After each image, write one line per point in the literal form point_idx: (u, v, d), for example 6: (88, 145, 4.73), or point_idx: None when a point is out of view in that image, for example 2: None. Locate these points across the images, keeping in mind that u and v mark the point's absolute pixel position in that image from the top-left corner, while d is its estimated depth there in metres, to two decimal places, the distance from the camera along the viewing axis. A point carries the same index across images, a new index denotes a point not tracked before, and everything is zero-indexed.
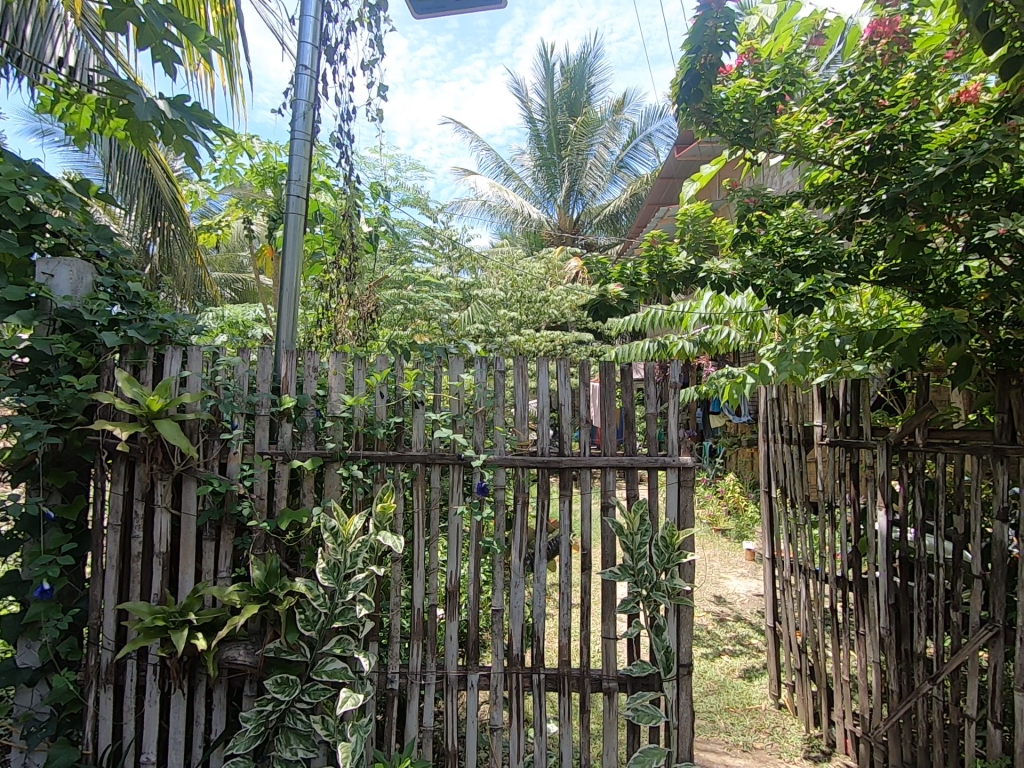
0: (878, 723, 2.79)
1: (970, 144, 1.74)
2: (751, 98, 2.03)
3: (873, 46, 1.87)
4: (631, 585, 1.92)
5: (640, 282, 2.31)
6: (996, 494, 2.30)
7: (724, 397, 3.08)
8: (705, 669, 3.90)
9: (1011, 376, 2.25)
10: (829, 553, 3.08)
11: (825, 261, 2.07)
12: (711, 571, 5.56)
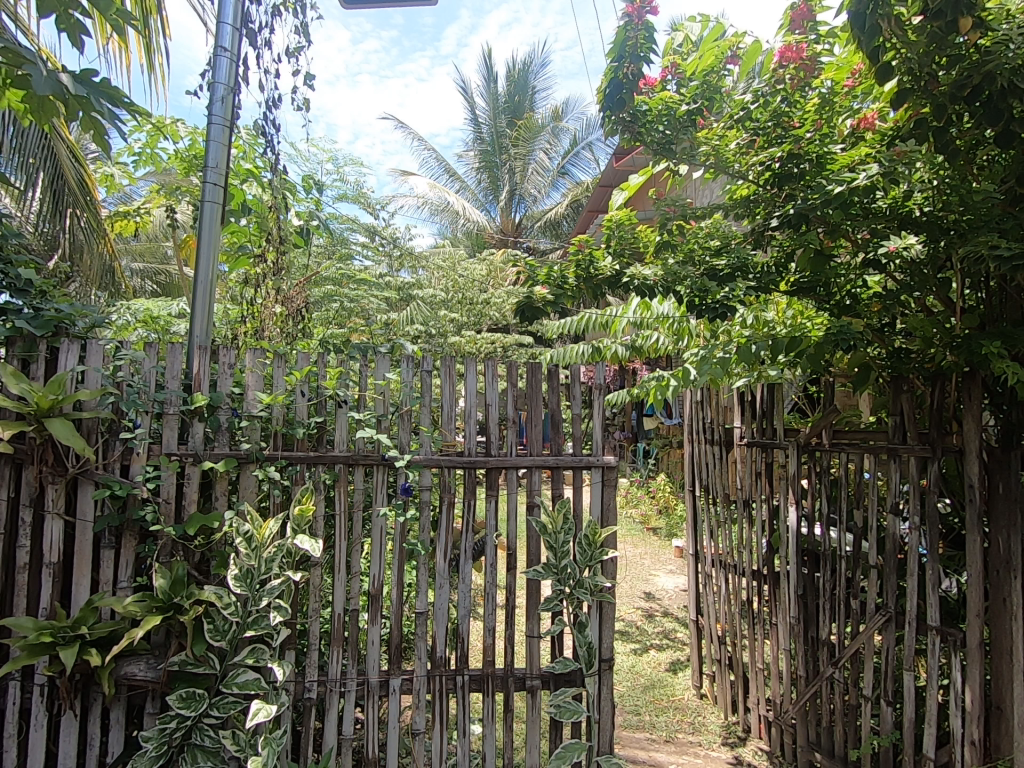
0: (788, 707, 2.97)
1: (861, 167, 1.91)
2: (671, 111, 2.12)
3: (783, 69, 1.95)
4: (554, 583, 1.94)
5: (567, 285, 2.32)
6: (890, 490, 2.51)
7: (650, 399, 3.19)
8: (632, 663, 4.02)
9: (902, 382, 2.47)
10: (747, 548, 3.25)
11: (739, 270, 2.22)
12: (641, 569, 5.75)
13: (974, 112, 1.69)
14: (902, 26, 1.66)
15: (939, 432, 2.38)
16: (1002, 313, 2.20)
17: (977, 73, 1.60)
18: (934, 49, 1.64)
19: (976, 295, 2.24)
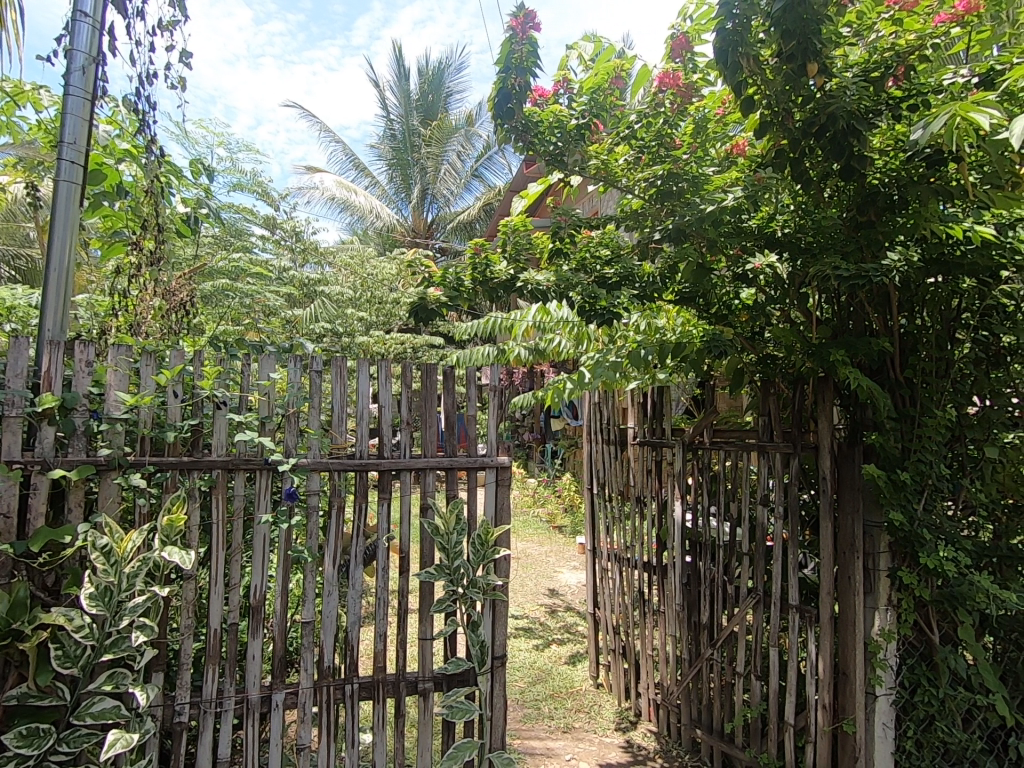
0: (674, 689, 3.19)
1: (726, 191, 2.12)
2: (562, 124, 2.20)
3: (663, 94, 2.12)
4: (447, 584, 1.94)
5: (462, 288, 2.35)
6: (760, 483, 2.78)
7: (548, 402, 3.30)
8: (535, 659, 4.13)
9: (770, 386, 2.76)
10: (640, 541, 3.44)
11: (625, 279, 2.32)
12: (547, 567, 5.92)
13: (821, 147, 1.92)
14: (761, 64, 1.86)
15: (799, 430, 2.66)
16: (850, 325, 2.50)
17: (823, 114, 1.82)
18: (788, 88, 1.85)
19: (830, 308, 2.53)
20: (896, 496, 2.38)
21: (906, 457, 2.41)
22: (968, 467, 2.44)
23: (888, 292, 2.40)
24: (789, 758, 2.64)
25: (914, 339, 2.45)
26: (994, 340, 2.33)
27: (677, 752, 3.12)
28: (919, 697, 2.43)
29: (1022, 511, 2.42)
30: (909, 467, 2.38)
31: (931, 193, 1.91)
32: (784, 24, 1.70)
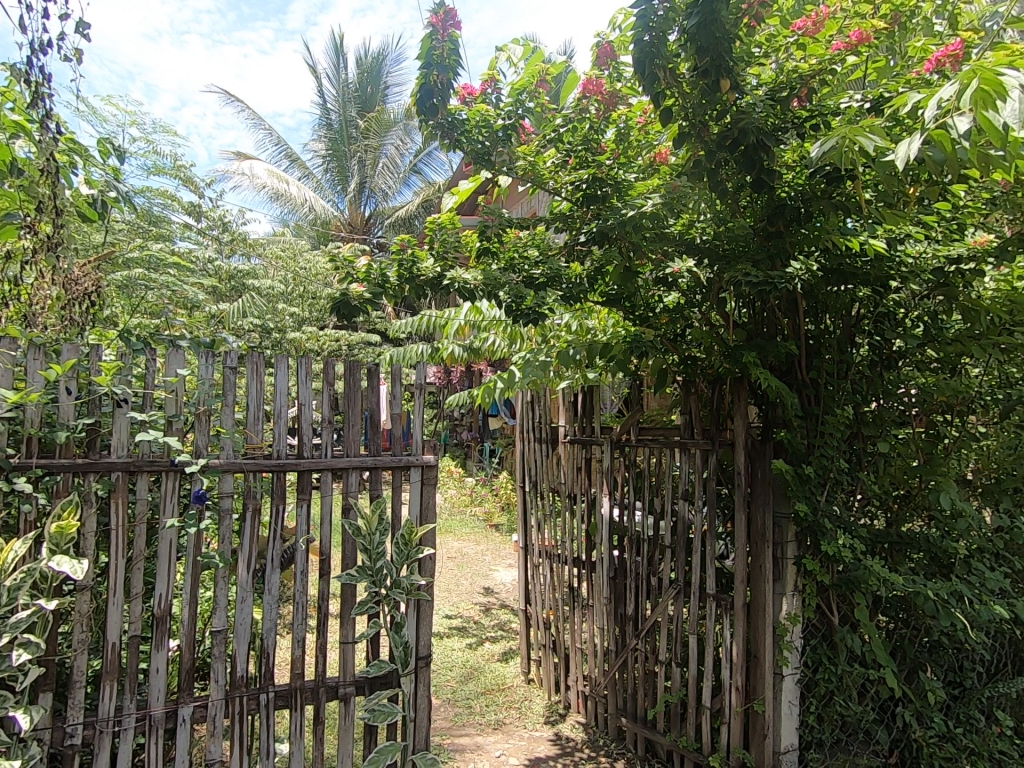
0: (601, 680, 3.28)
1: (644, 197, 2.20)
2: (489, 123, 2.22)
3: (586, 100, 2.17)
4: (369, 585, 1.91)
5: (387, 284, 2.32)
6: (682, 479, 2.90)
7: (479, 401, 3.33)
8: (467, 658, 4.13)
9: (691, 385, 2.88)
10: (569, 537, 3.51)
11: (551, 280, 2.35)
12: (482, 566, 5.95)
13: (735, 160, 2.03)
14: (678, 77, 1.97)
15: (717, 427, 2.81)
16: (763, 329, 2.66)
17: (735, 128, 1.92)
18: (704, 101, 1.94)
19: (746, 312, 2.67)
20: (801, 489, 2.56)
21: (811, 453, 2.59)
22: (864, 461, 2.65)
23: (795, 299, 2.57)
24: (705, 739, 2.77)
25: (819, 342, 2.64)
26: (886, 345, 2.55)
27: (604, 741, 3.21)
28: (820, 675, 2.62)
29: (909, 501, 2.66)
30: (813, 461, 2.56)
31: (832, 207, 2.07)
32: (698, 40, 1.81)
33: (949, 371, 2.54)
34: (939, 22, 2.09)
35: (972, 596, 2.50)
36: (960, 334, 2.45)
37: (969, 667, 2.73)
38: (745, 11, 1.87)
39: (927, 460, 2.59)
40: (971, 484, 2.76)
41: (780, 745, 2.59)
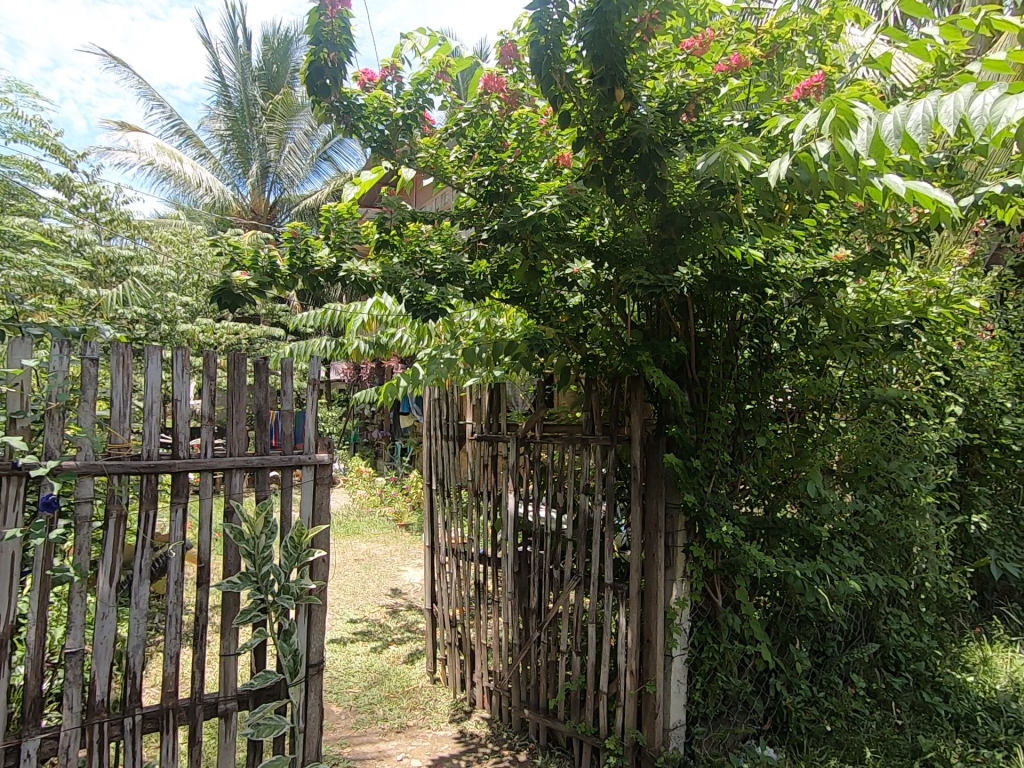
0: (506, 674, 3.33)
1: (540, 196, 2.24)
2: (387, 110, 2.16)
3: (487, 96, 2.19)
4: (253, 593, 1.80)
5: (277, 272, 2.19)
6: (583, 473, 3.00)
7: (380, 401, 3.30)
8: (371, 662, 4.03)
9: (593, 383, 2.98)
10: (475, 535, 3.52)
11: (453, 275, 2.31)
12: (390, 567, 5.84)
13: (631, 167, 2.13)
14: (575, 82, 2.04)
15: (616, 424, 2.91)
16: (658, 332, 2.80)
17: (629, 138, 2.02)
18: (601, 109, 2.02)
19: (644, 314, 2.80)
20: (690, 481, 2.75)
21: (698, 447, 2.78)
22: (745, 454, 2.88)
23: (686, 302, 2.73)
24: (602, 723, 2.89)
25: (706, 343, 2.82)
26: (765, 347, 2.79)
27: (507, 734, 3.25)
28: (705, 653, 2.84)
29: (784, 489, 2.93)
30: (700, 454, 2.76)
31: (717, 218, 2.22)
32: (592, 50, 1.88)
33: (817, 371, 2.86)
34: (811, 55, 2.30)
35: (832, 573, 2.81)
36: (826, 339, 2.75)
37: (830, 637, 3.10)
38: (639, 26, 1.97)
39: (798, 452, 2.86)
40: (834, 473, 3.10)
41: (669, 721, 2.77)
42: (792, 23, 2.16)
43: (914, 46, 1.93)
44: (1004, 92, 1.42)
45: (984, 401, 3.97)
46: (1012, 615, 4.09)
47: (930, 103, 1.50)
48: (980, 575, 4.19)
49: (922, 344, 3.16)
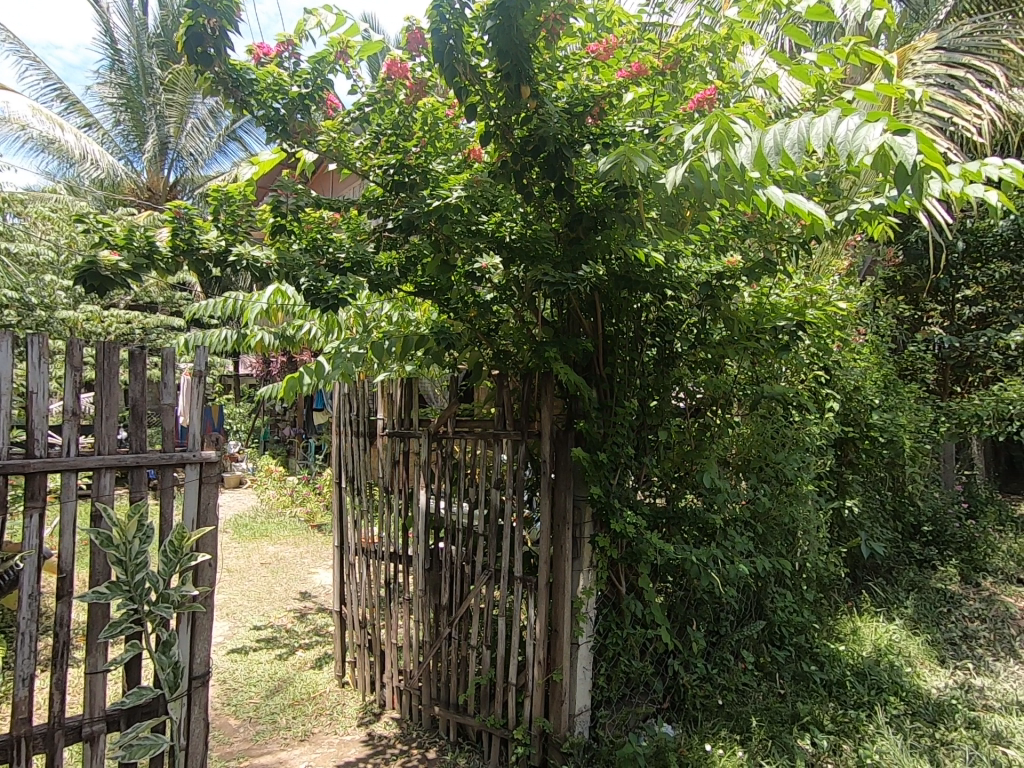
0: (416, 672, 3.29)
1: (444, 189, 2.23)
2: (282, 88, 2.08)
3: (392, 82, 2.15)
4: (124, 604, 1.67)
5: (157, 254, 2.04)
6: (494, 468, 3.01)
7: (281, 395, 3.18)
8: (275, 669, 3.84)
9: (505, 379, 2.99)
10: (386, 533, 3.44)
11: (357, 265, 2.25)
12: (300, 569, 5.60)
13: (539, 165, 2.16)
14: (481, 76, 2.04)
15: (526, 419, 2.95)
16: (567, 329, 2.87)
17: (536, 136, 2.06)
18: (509, 104, 2.05)
19: (555, 311, 2.85)
20: (596, 474, 2.84)
21: (605, 441, 2.87)
22: (648, 447, 3.00)
23: (594, 301, 2.80)
24: (511, 714, 2.92)
25: (613, 341, 2.91)
26: (668, 346, 2.92)
27: (417, 733, 3.22)
28: (609, 639, 2.96)
29: (684, 481, 3.09)
30: (606, 448, 2.85)
31: (621, 220, 2.29)
32: (498, 44, 1.90)
33: (714, 369, 3.04)
34: (711, 71, 2.42)
35: (724, 557, 3.01)
36: (722, 340, 2.91)
37: (723, 617, 3.33)
38: (542, 25, 2.01)
39: (697, 445, 3.07)
40: (730, 464, 3.31)
41: (574, 708, 2.86)
42: (693, 38, 2.26)
43: (798, 70, 2.08)
44: (864, 119, 1.55)
45: (858, 398, 4.40)
46: (877, 588, 4.58)
47: (804, 124, 1.62)
48: (853, 554, 4.65)
49: (807, 345, 3.46)
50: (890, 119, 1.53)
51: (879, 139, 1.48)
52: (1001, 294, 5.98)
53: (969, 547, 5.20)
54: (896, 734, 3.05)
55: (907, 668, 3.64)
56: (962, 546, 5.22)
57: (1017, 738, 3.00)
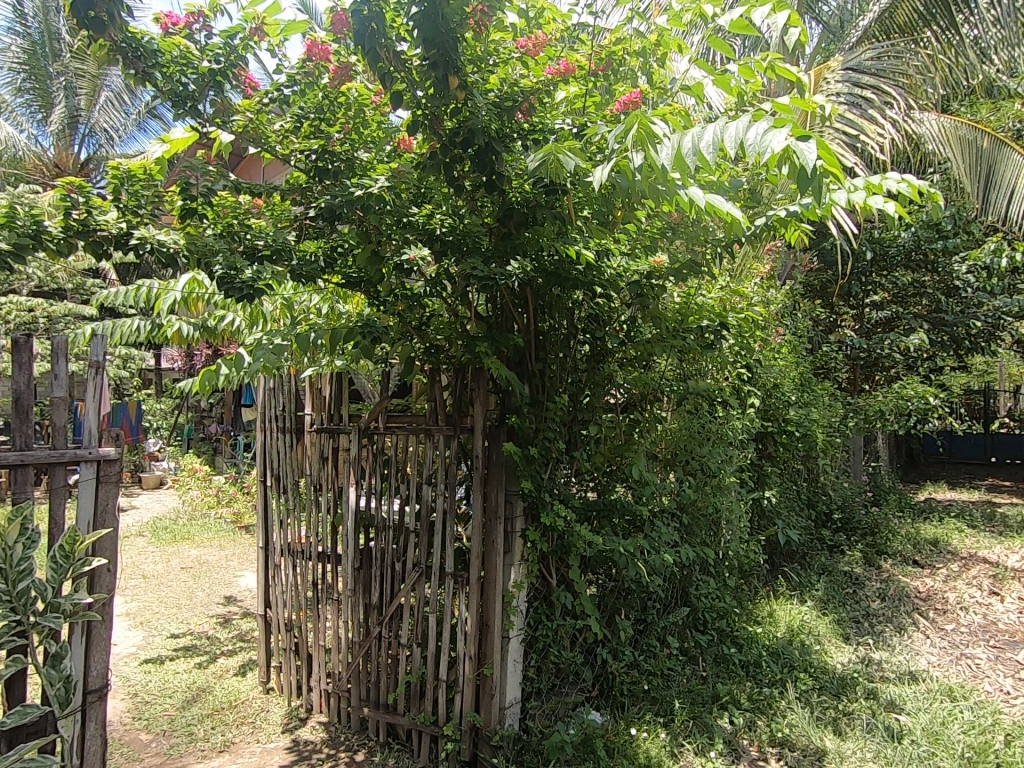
0: (345, 674, 3.21)
1: (367, 178, 2.21)
2: (189, 62, 1.98)
3: (313, 64, 2.09)
4: (6, 614, 1.56)
5: (48, 235, 1.91)
6: (426, 463, 2.98)
7: (198, 390, 2.98)
8: (193, 679, 3.64)
9: (439, 374, 2.96)
10: (314, 532, 3.33)
11: (278, 252, 2.16)
12: (224, 573, 5.33)
13: (469, 158, 2.15)
14: (406, 63, 2.01)
15: (459, 414, 2.93)
16: (501, 324, 2.88)
17: (464, 129, 2.05)
18: (438, 95, 2.02)
19: (488, 306, 2.85)
20: (528, 469, 2.86)
21: (537, 435, 2.90)
22: (579, 441, 3.06)
23: (526, 296, 2.81)
24: (441, 711, 2.90)
25: (546, 338, 2.95)
26: (599, 342, 2.98)
27: (345, 736, 3.14)
28: (540, 631, 3.00)
29: (614, 474, 3.18)
30: (538, 443, 2.87)
31: (552, 216, 2.31)
32: (422, 32, 1.87)
33: (643, 366, 3.14)
34: (642, 77, 2.45)
35: (651, 547, 3.12)
36: (651, 337, 3.01)
37: (650, 606, 3.46)
38: (469, 15, 1.98)
39: (626, 439, 3.15)
40: (658, 458, 3.43)
41: (505, 700, 2.88)
42: (624, 42, 2.30)
43: (721, 80, 2.17)
44: (771, 125, 1.64)
45: (777, 394, 4.66)
46: (793, 573, 4.89)
47: (718, 128, 1.69)
48: (771, 542, 4.94)
49: (730, 344, 3.64)
50: (794, 126, 1.62)
51: (783, 142, 1.56)
52: (903, 300, 6.64)
53: (873, 532, 5.65)
54: (804, 708, 3.27)
55: (816, 646, 3.91)
56: (866, 531, 5.65)
57: (908, 704, 3.28)
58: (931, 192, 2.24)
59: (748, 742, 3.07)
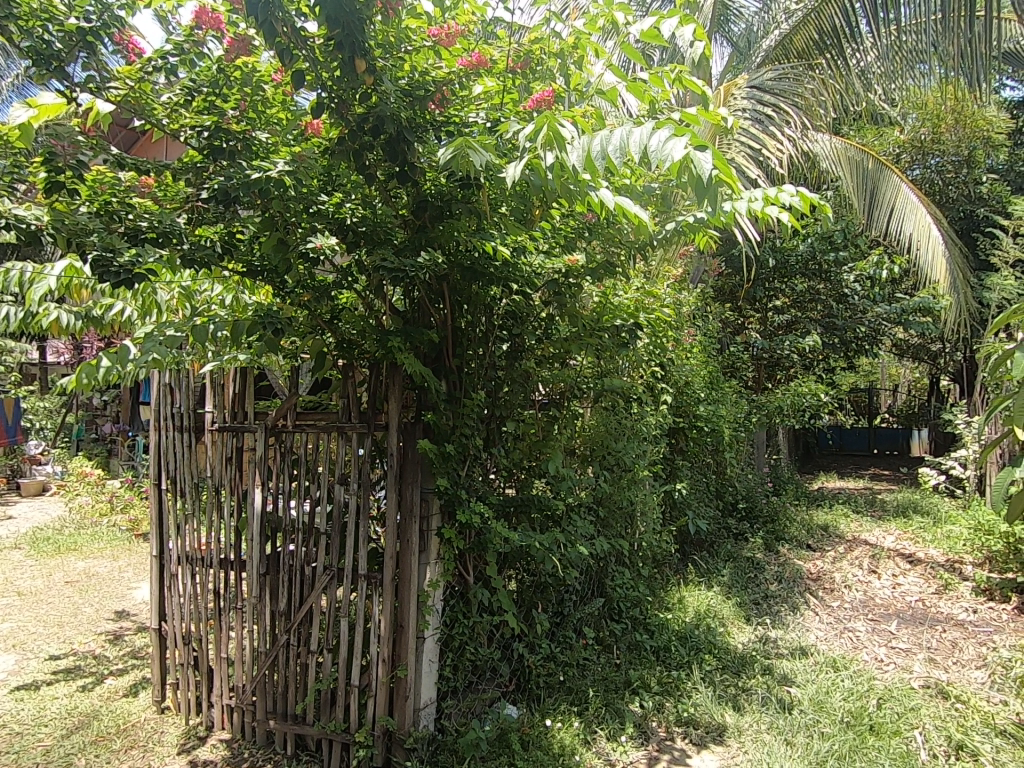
0: (249, 686, 3.04)
1: (265, 161, 2.12)
2: (54, 17, 1.81)
3: (201, 30, 1.96)
4: None
5: None
6: (338, 462, 2.87)
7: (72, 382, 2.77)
8: (75, 704, 3.31)
9: (353, 370, 2.85)
10: (215, 537, 3.12)
11: (167, 236, 2.01)
12: (116, 586, 4.90)
13: (380, 146, 2.10)
14: (308, 42, 1.92)
15: (373, 412, 2.84)
16: (417, 320, 2.82)
17: (372, 116, 1.99)
18: (346, 78, 1.96)
19: (404, 300, 2.79)
20: (443, 467, 2.82)
21: (454, 432, 2.87)
22: (497, 439, 3.06)
23: (443, 290, 2.77)
24: (353, 717, 2.81)
25: (463, 334, 2.92)
26: (518, 340, 3.00)
27: (248, 752, 2.97)
28: (455, 630, 2.96)
29: (532, 471, 3.20)
30: (454, 440, 2.84)
31: (468, 212, 2.30)
32: (325, 9, 1.78)
33: (561, 364, 3.18)
34: (560, 77, 2.45)
35: (567, 541, 3.18)
36: (569, 335, 3.05)
37: (566, 598, 3.52)
38: None
39: (544, 436, 3.19)
40: (576, 453, 3.50)
41: (419, 702, 2.84)
42: (543, 42, 2.30)
43: (634, 86, 2.23)
44: (672, 133, 1.70)
45: (688, 391, 4.90)
46: (701, 560, 5.17)
47: (624, 132, 1.73)
48: (682, 531, 5.20)
49: (645, 345, 3.77)
50: (692, 135, 1.69)
51: (683, 150, 1.62)
52: (802, 306, 7.11)
53: (773, 519, 6.09)
54: (708, 686, 3.47)
55: (720, 628, 4.16)
56: (767, 519, 6.08)
57: (798, 677, 3.57)
58: (820, 206, 2.41)
59: (657, 723, 3.20)
